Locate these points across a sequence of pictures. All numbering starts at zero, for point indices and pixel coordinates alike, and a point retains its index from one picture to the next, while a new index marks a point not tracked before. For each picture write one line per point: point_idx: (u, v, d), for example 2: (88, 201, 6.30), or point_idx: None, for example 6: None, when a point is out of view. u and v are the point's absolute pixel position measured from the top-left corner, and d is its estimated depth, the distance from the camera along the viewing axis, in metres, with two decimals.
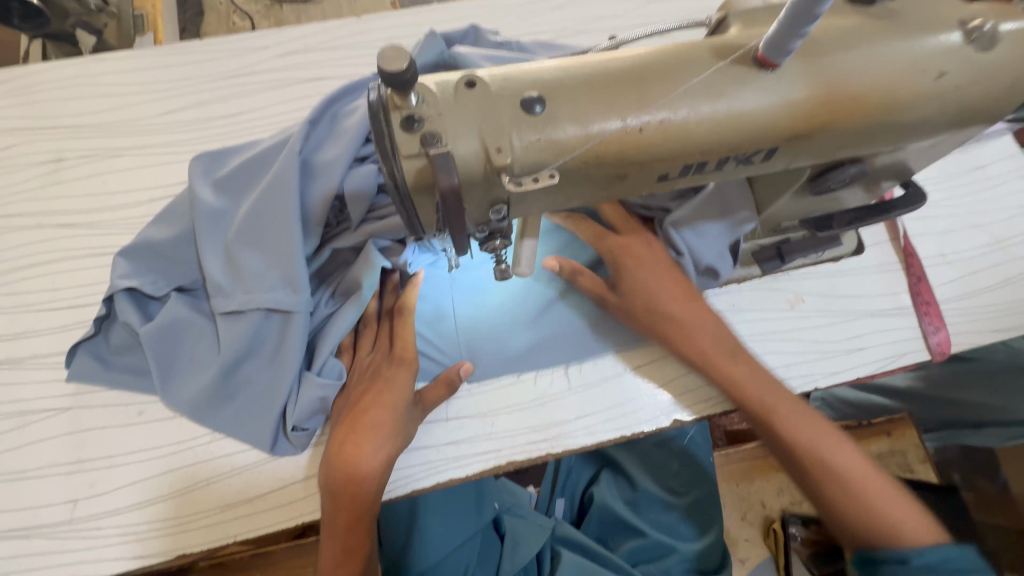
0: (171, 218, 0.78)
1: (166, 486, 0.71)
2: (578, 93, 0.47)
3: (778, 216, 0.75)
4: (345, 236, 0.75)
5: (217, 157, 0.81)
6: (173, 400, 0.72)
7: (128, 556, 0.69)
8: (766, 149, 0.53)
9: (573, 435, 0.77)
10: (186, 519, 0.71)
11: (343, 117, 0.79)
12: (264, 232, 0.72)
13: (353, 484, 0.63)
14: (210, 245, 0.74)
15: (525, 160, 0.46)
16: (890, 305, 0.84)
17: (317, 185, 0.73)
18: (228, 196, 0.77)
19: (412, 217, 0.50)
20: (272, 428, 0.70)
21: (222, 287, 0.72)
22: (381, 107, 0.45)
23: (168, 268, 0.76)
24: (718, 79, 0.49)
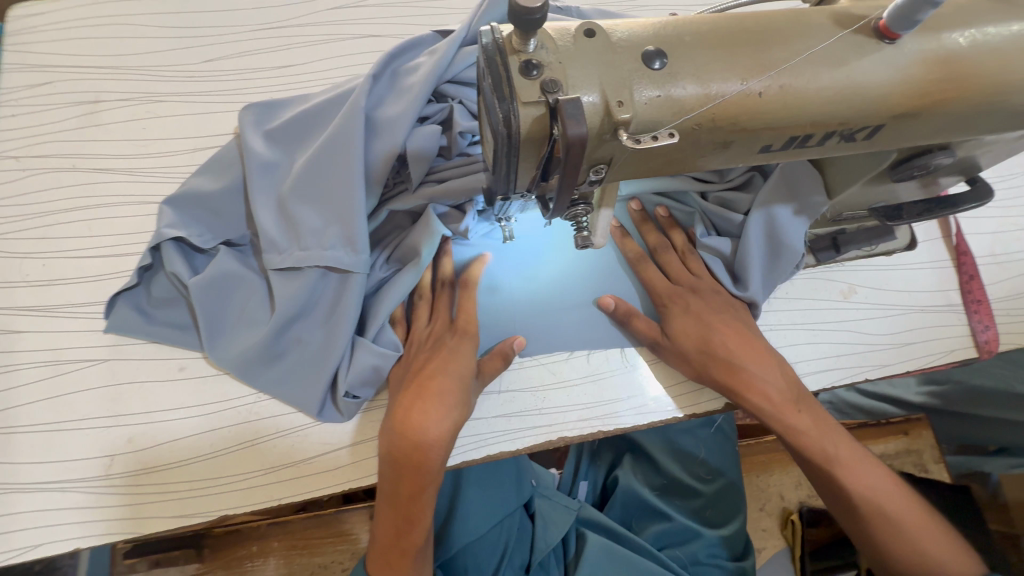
0: (219, 168, 0.74)
1: (206, 446, 0.69)
2: (698, 51, 0.45)
3: (845, 203, 0.74)
4: (403, 198, 0.73)
5: (268, 107, 0.78)
6: (219, 357, 0.69)
7: (165, 516, 0.67)
8: (874, 126, 0.51)
9: (624, 415, 0.75)
10: (226, 481, 0.68)
11: (404, 73, 0.75)
12: (323, 187, 0.69)
13: (417, 450, 0.63)
14: (263, 198, 0.71)
15: (644, 117, 0.44)
16: (940, 302, 0.84)
17: (379, 142, 0.70)
18: (281, 148, 0.74)
19: (511, 174, 0.48)
20: (323, 391, 0.68)
21: (276, 242, 0.69)
22: (497, 51, 0.43)
23: (215, 220, 0.73)
24: (837, 48, 0.47)
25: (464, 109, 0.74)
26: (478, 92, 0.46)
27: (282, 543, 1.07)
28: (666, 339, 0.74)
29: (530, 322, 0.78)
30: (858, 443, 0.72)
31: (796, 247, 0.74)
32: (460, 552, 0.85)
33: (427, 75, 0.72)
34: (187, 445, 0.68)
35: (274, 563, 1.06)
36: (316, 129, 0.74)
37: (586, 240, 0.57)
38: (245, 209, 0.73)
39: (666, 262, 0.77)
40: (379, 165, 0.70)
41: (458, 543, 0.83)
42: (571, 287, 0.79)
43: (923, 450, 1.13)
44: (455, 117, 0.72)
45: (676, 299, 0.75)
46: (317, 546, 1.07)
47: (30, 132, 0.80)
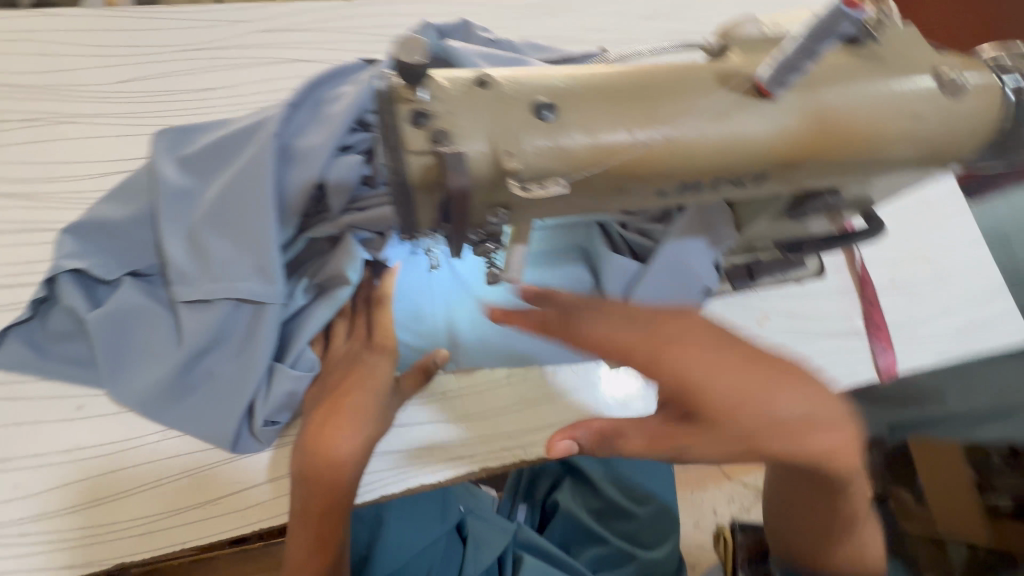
0: (127, 195, 0.72)
1: (107, 489, 0.65)
2: (589, 102, 0.47)
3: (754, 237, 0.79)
4: (323, 226, 0.70)
5: (184, 132, 0.75)
6: (122, 394, 0.66)
7: (56, 568, 0.62)
8: (760, 174, 0.54)
9: (547, 443, 0.76)
10: (128, 527, 0.64)
11: (326, 101, 0.74)
12: (237, 216, 0.67)
13: (330, 466, 0.62)
14: (174, 227, 0.69)
15: (533, 165, 0.45)
16: (845, 328, 0.89)
17: (296, 171, 0.69)
18: (194, 174, 0.72)
19: (411, 215, 0.48)
20: (235, 426, 0.66)
21: (185, 273, 0.67)
22: (388, 99, 0.44)
23: (121, 249, 0.69)
24: (720, 103, 0.50)
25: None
26: None
27: None
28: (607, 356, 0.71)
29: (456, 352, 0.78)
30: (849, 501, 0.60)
31: (703, 274, 0.78)
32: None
33: (348, 105, 0.72)
34: (84, 489, 0.65)
35: None
36: (232, 154, 0.72)
37: (495, 276, 0.59)
38: (153, 238, 0.70)
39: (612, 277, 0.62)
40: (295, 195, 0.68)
41: (378, 574, 0.82)
42: None
43: None
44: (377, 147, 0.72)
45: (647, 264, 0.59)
46: None
47: None
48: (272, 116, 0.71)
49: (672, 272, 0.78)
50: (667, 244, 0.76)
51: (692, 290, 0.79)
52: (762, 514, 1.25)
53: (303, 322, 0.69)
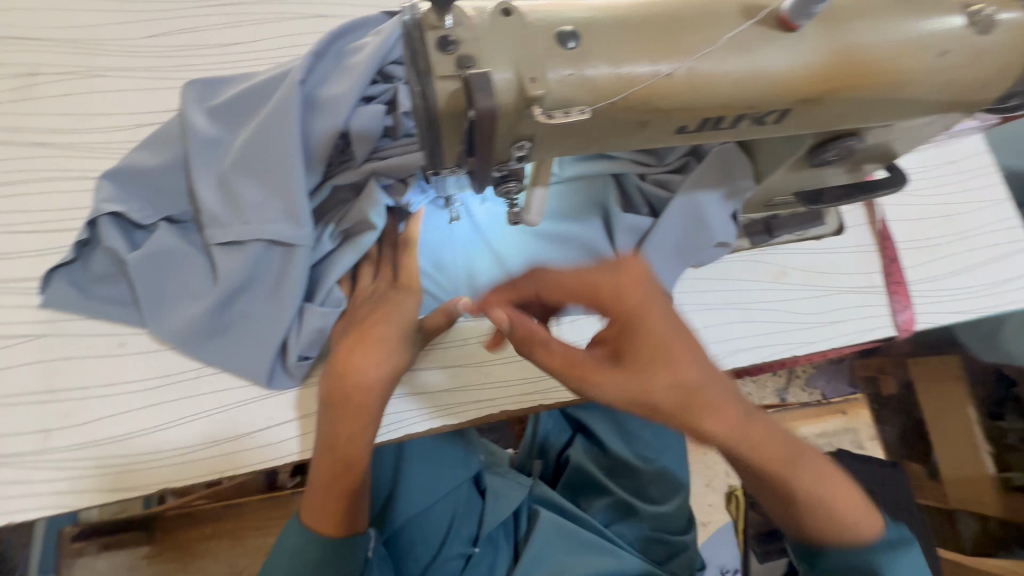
0: (159, 144, 0.74)
1: (147, 421, 0.69)
2: (612, 33, 0.48)
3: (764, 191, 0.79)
4: (347, 174, 0.73)
5: (212, 84, 0.77)
6: (162, 331, 0.69)
7: (102, 491, 0.66)
8: (781, 110, 0.54)
9: (563, 389, 0.78)
10: (167, 455, 0.68)
11: (348, 53, 0.76)
12: (264, 161, 0.69)
13: (358, 391, 0.65)
14: (205, 174, 0.71)
15: (557, 94, 0.46)
16: (864, 284, 0.89)
17: (321, 119, 0.71)
18: (222, 123, 0.74)
19: (436, 146, 0.50)
20: (270, 362, 0.70)
21: (217, 217, 0.69)
22: (416, 27, 0.45)
23: (156, 195, 0.73)
24: (744, 36, 0.50)
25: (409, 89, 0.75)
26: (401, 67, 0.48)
27: (236, 523, 1.08)
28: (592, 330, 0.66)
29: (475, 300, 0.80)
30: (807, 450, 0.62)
31: (714, 229, 0.79)
32: (406, 526, 0.87)
33: (370, 54, 0.73)
34: (127, 419, 0.68)
35: (226, 543, 1.07)
36: (258, 105, 0.74)
37: (515, 215, 0.61)
38: (186, 185, 0.73)
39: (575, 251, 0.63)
40: (320, 142, 0.70)
41: (403, 516, 0.86)
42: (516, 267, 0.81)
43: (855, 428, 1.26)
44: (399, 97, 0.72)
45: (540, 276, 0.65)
46: (272, 527, 1.08)
47: None
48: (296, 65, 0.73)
49: (679, 228, 0.79)
50: (676, 197, 0.77)
51: (700, 246, 0.80)
52: None
53: (331, 265, 0.72)
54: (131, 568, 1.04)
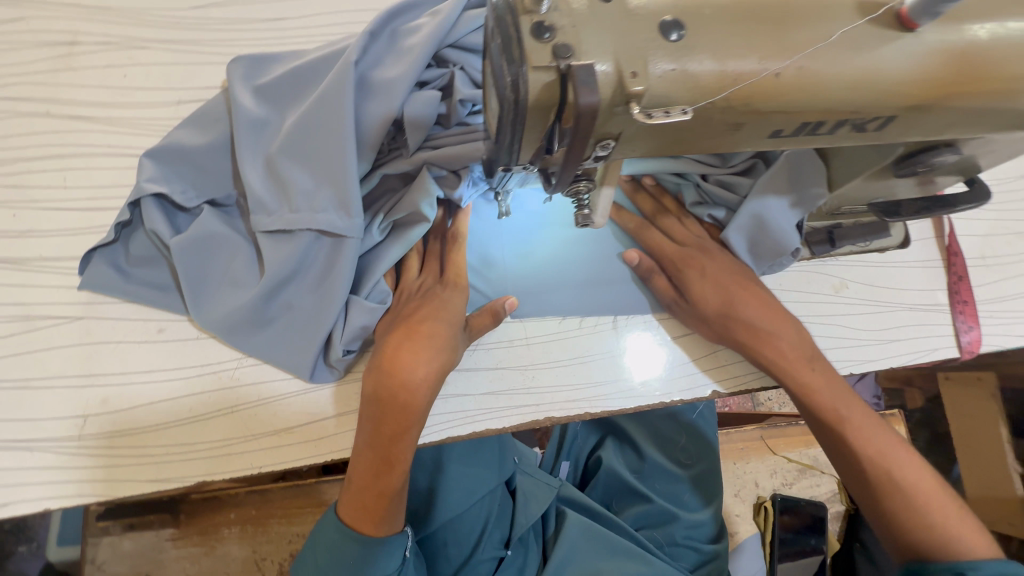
0: (205, 123, 0.71)
1: (186, 411, 0.67)
2: (717, 24, 0.43)
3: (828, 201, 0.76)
4: (398, 162, 0.70)
5: (258, 61, 0.74)
6: (204, 319, 0.67)
7: (138, 481, 0.65)
8: (886, 117, 0.50)
9: (611, 398, 0.75)
10: (205, 448, 0.66)
11: (403, 34, 0.72)
12: (315, 146, 0.66)
13: (405, 387, 0.63)
14: (252, 157, 0.68)
15: (656, 90, 0.42)
16: (928, 302, 0.85)
17: (375, 104, 0.67)
18: (270, 104, 0.71)
19: (514, 141, 0.46)
20: (313, 358, 0.67)
21: (264, 202, 0.66)
22: (508, 10, 0.41)
23: (200, 177, 0.70)
24: (856, 35, 0.46)
25: (466, 76, 0.70)
26: (484, 53, 0.44)
27: (260, 510, 1.07)
28: (686, 300, 0.75)
29: (523, 300, 0.77)
30: (878, 419, 0.72)
31: (784, 237, 0.74)
32: (442, 528, 0.85)
33: (428, 37, 0.69)
34: (166, 408, 0.66)
35: (249, 529, 1.06)
36: (308, 85, 0.70)
37: (585, 217, 0.56)
38: (232, 168, 0.70)
39: (671, 232, 0.78)
40: (374, 128, 0.66)
41: (441, 518, 0.83)
42: (567, 266, 0.79)
43: None
44: (455, 84, 0.69)
45: (689, 262, 0.74)
46: (295, 516, 1.07)
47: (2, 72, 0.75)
48: (350, 45, 0.69)
49: (755, 232, 0.76)
50: (749, 202, 0.73)
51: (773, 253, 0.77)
52: (803, 490, 1.24)
53: (380, 256, 0.69)
54: (155, 549, 1.03)
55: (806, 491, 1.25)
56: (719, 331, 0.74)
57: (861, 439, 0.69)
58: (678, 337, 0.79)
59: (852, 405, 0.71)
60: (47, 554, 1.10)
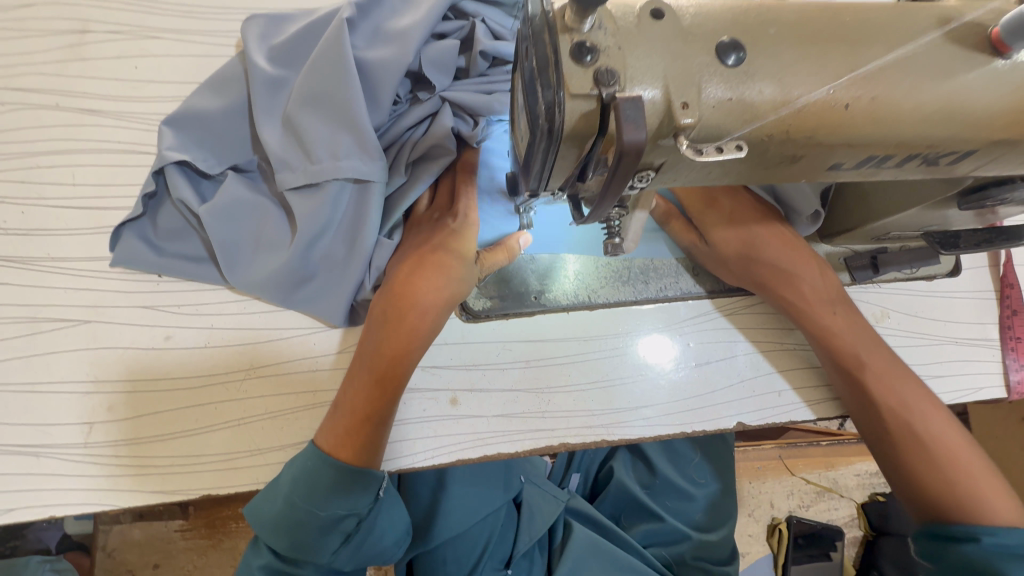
0: (220, 86, 0.69)
1: (191, 422, 0.65)
2: (782, 47, 0.38)
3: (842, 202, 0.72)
4: (414, 109, 0.67)
5: (272, 21, 0.70)
6: (241, 282, 0.66)
7: (141, 492, 0.63)
8: (963, 152, 0.44)
9: (630, 425, 0.71)
10: (209, 461, 0.65)
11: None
12: (333, 93, 0.63)
13: (412, 308, 0.62)
14: (271, 114, 0.66)
15: (708, 123, 0.37)
16: (977, 336, 0.79)
17: (392, 48, 0.64)
18: (285, 61, 0.67)
19: (546, 168, 0.42)
20: (347, 306, 0.67)
21: (285, 160, 0.64)
22: (545, 28, 0.36)
23: (219, 145, 0.67)
24: (938, 60, 0.41)
25: (486, 28, 0.68)
26: (517, 74, 0.40)
27: None
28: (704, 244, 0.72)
29: (543, 317, 0.73)
30: (908, 371, 0.67)
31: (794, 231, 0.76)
32: (442, 546, 0.85)
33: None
34: (174, 416, 0.65)
35: None
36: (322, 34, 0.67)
37: (616, 246, 0.52)
38: (250, 131, 0.68)
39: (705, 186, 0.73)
40: (393, 72, 0.64)
41: (443, 536, 0.83)
42: (591, 278, 0.74)
43: None
44: (476, 35, 0.66)
45: (711, 204, 0.72)
46: None
47: (12, 61, 0.72)
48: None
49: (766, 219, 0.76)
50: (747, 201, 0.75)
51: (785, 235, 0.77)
52: (821, 512, 1.20)
53: (401, 194, 0.68)
54: (164, 540, 1.04)
55: (823, 514, 1.21)
56: (739, 271, 0.71)
57: (880, 386, 0.66)
58: (704, 363, 0.74)
59: (874, 351, 0.67)
60: (65, 526, 1.03)
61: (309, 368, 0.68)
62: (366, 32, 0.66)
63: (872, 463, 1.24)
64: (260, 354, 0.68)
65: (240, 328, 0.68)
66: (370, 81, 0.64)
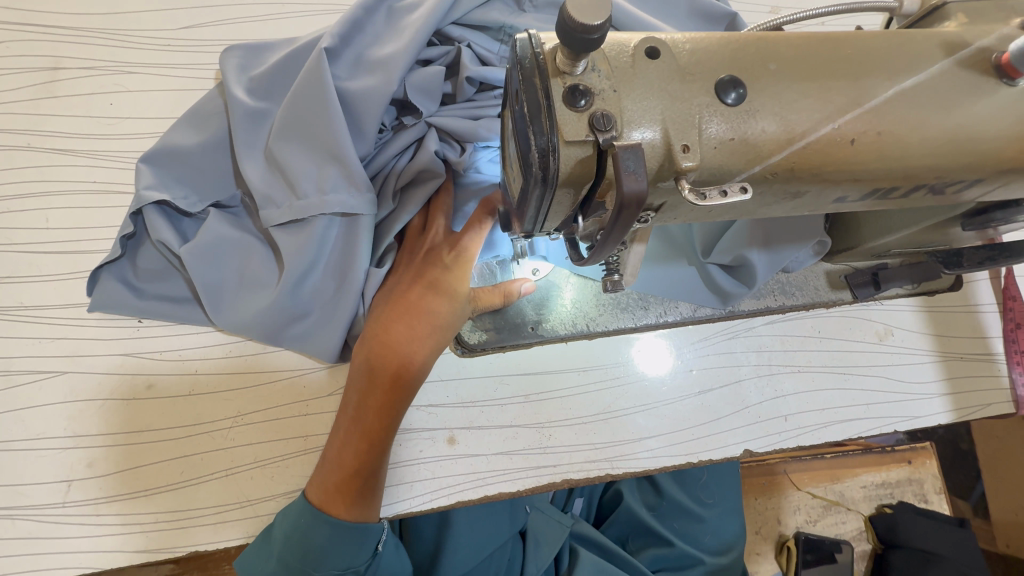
0: (198, 119, 0.66)
1: (175, 474, 0.62)
2: (782, 83, 0.37)
3: (839, 222, 0.70)
4: (400, 138, 0.65)
5: (252, 51, 0.68)
6: (227, 324, 0.63)
7: (124, 551, 0.60)
8: (971, 180, 0.43)
9: (635, 458, 0.69)
10: (196, 515, 0.61)
11: (401, 8, 0.67)
12: (317, 125, 0.61)
13: (399, 367, 0.61)
14: (254, 148, 0.64)
15: (709, 164, 0.35)
16: (981, 351, 0.78)
17: (377, 79, 0.62)
18: (266, 92, 0.65)
19: (542, 211, 0.40)
20: (339, 345, 0.64)
21: (268, 196, 0.62)
22: (536, 70, 0.34)
23: (200, 181, 0.65)
24: (942, 89, 0.39)
25: (472, 53, 0.66)
26: (508, 115, 0.38)
27: None
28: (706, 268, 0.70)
29: (541, 348, 0.71)
30: None
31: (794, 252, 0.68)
32: None
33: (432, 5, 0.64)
34: (159, 468, 0.62)
35: None
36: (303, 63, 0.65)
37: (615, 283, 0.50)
38: (232, 165, 0.65)
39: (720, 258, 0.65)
40: (378, 103, 0.62)
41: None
42: (589, 306, 0.72)
43: (924, 480, 1.23)
44: (463, 62, 0.64)
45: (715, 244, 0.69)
46: None
47: None
48: (346, 17, 0.64)
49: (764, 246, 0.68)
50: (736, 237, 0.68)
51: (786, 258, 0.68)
52: (829, 527, 1.19)
53: (390, 226, 0.66)
54: None
55: (831, 529, 1.19)
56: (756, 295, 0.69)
57: None
58: (707, 390, 0.72)
59: None
60: None
61: (299, 411, 0.65)
62: (349, 60, 0.64)
63: (878, 474, 1.23)
64: (248, 400, 0.65)
65: (225, 373, 0.65)
66: (355, 112, 0.63)
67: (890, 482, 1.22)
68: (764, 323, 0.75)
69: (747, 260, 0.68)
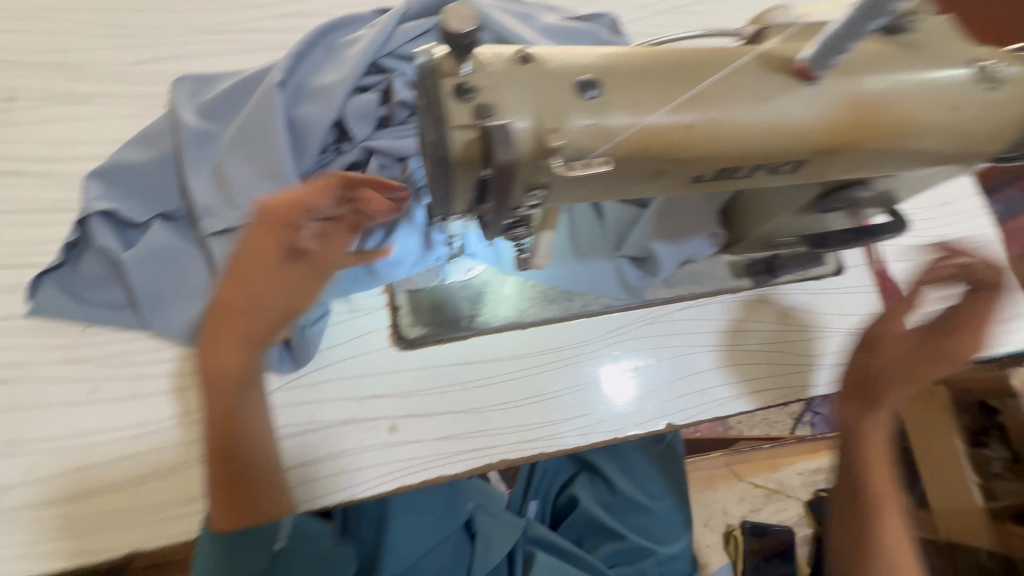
0: (147, 141, 0.72)
1: (117, 474, 0.63)
2: (631, 82, 0.46)
3: (732, 216, 0.81)
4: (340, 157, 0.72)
5: (201, 82, 0.76)
6: (164, 327, 0.66)
7: (62, 555, 0.60)
8: (798, 159, 0.53)
9: (566, 436, 0.75)
10: (138, 514, 0.63)
11: (339, 44, 0.76)
12: (262, 145, 0.68)
13: (252, 299, 0.59)
14: (200, 165, 0.69)
15: (576, 143, 0.44)
16: (866, 325, 0.88)
17: (317, 105, 0.71)
18: (215, 118, 0.72)
19: (447, 191, 0.47)
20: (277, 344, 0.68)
21: (212, 207, 0.67)
22: (430, 73, 0.43)
23: (146, 196, 0.70)
24: (762, 85, 0.49)
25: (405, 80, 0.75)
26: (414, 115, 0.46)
27: None
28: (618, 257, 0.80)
29: (477, 340, 0.77)
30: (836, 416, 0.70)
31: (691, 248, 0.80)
32: None
33: (367, 43, 0.74)
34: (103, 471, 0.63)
35: None
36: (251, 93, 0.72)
37: None
38: (177, 181, 0.70)
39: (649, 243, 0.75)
40: (319, 126, 0.70)
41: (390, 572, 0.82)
42: (520, 299, 0.79)
43: None
44: (395, 87, 0.73)
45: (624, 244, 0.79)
46: None
47: None
48: (290, 53, 0.73)
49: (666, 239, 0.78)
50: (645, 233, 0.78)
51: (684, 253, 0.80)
52: (771, 515, 1.26)
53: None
54: None
55: (774, 516, 1.25)
56: None
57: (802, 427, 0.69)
58: (629, 370, 0.79)
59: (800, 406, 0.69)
60: None
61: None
62: (292, 90, 0.72)
63: (812, 461, 1.33)
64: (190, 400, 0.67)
65: (170, 375, 0.67)
66: (297, 134, 0.70)
67: (825, 467, 1.32)
68: (678, 309, 0.84)
69: (651, 252, 0.78)
